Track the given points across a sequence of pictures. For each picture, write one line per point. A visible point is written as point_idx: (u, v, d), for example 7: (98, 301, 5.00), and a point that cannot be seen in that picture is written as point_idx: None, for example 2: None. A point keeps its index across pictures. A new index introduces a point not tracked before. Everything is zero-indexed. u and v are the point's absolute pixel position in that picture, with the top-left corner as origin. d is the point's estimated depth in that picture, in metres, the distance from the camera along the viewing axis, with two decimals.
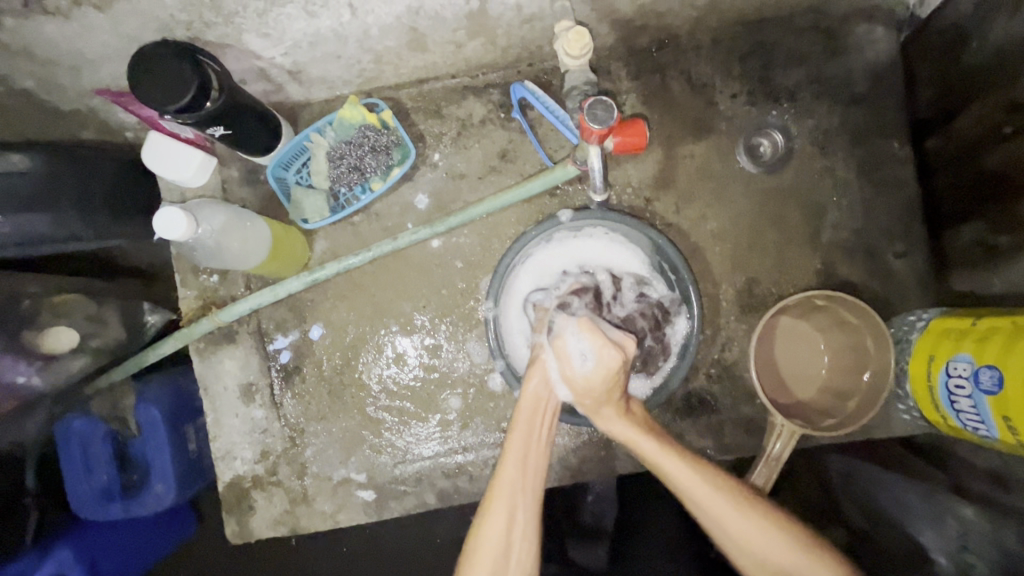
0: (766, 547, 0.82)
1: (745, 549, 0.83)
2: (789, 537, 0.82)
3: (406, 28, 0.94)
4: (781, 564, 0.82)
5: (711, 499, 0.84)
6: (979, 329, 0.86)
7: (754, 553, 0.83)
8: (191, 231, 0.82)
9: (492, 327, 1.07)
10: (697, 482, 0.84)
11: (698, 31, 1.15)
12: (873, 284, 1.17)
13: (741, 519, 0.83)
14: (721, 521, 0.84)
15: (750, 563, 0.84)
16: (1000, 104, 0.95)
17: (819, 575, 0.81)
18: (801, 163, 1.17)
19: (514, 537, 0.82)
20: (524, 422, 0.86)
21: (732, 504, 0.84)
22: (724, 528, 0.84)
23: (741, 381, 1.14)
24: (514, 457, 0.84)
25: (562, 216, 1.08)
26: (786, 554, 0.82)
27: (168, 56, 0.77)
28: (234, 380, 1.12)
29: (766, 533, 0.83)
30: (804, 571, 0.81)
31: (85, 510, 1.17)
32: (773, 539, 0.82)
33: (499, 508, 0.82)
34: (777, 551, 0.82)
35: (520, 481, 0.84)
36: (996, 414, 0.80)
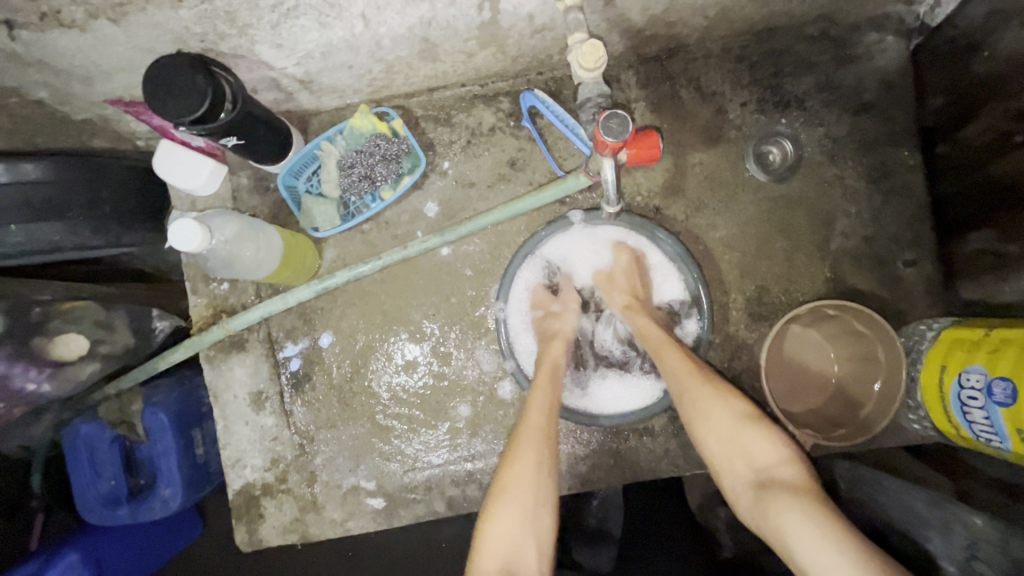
0: (731, 423, 0.90)
1: (710, 430, 0.92)
2: (751, 415, 0.91)
3: (417, 38, 0.94)
4: (743, 442, 0.89)
5: (692, 382, 0.94)
6: (992, 340, 0.86)
7: (719, 432, 0.91)
8: (205, 242, 0.82)
9: (502, 328, 1.09)
10: (682, 368, 0.96)
11: (707, 39, 1.15)
12: (882, 292, 1.17)
13: (714, 402, 0.93)
14: (692, 400, 0.94)
15: (714, 441, 0.91)
16: (1011, 114, 0.94)
17: (770, 448, 0.88)
18: (810, 171, 1.17)
19: (541, 481, 0.89)
20: (544, 383, 0.99)
21: (709, 389, 0.94)
22: (693, 406, 0.93)
23: (750, 390, 1.14)
24: (539, 406, 0.97)
25: (573, 218, 1.09)
26: (745, 427, 0.90)
27: (183, 68, 0.77)
28: (244, 388, 1.12)
29: (729, 409, 0.91)
30: (757, 443, 0.88)
31: (92, 514, 1.17)
32: (743, 426, 0.90)
33: (524, 454, 0.91)
34: (738, 427, 0.90)
35: (539, 431, 0.93)
36: (1009, 427, 0.80)
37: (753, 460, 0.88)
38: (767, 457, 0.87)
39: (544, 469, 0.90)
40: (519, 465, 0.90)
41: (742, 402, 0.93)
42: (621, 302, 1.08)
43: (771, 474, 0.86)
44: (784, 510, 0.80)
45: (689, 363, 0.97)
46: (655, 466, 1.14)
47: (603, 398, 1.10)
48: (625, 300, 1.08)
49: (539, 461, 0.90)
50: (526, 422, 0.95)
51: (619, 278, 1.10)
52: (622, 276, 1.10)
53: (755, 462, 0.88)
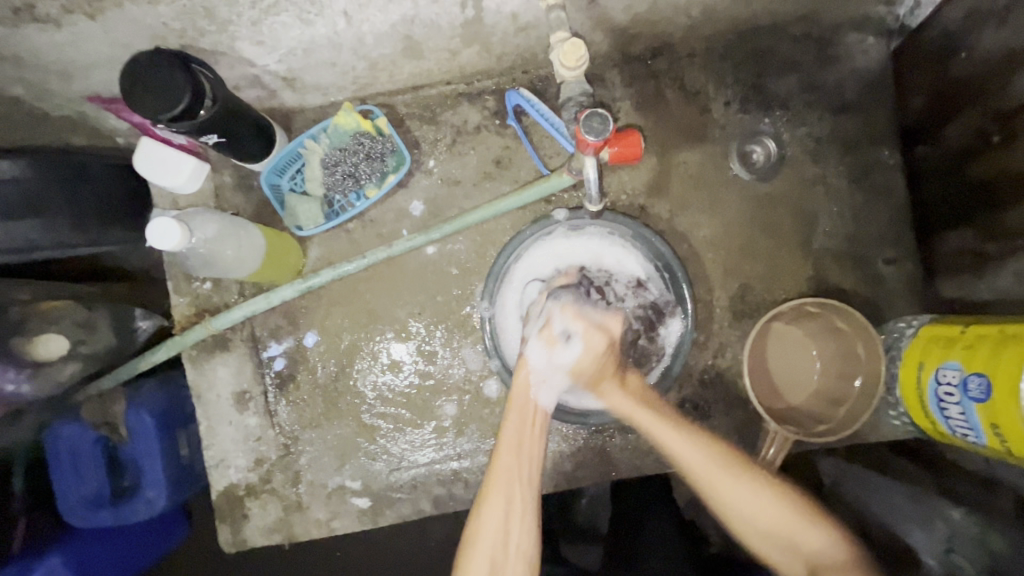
0: (773, 517, 0.87)
1: (745, 516, 0.87)
2: (788, 498, 0.87)
3: (401, 35, 0.94)
4: (789, 529, 0.86)
5: (705, 467, 0.88)
6: (968, 337, 0.87)
7: (757, 522, 0.87)
8: (185, 240, 0.81)
9: (487, 327, 1.10)
10: (698, 456, 0.89)
11: (691, 39, 1.16)
12: (863, 291, 1.18)
13: (737, 485, 0.88)
14: (716, 489, 0.88)
15: (756, 531, 0.88)
16: (988, 114, 0.96)
17: (820, 536, 0.86)
18: (793, 171, 1.18)
19: (516, 519, 0.84)
20: (512, 423, 0.90)
21: (733, 477, 0.88)
22: (720, 495, 0.88)
23: (734, 388, 1.15)
24: (508, 447, 0.88)
25: (556, 216, 1.10)
26: (788, 517, 0.86)
27: (161, 64, 0.76)
28: (227, 388, 1.12)
29: (771, 499, 0.87)
30: (806, 534, 0.86)
31: (75, 516, 1.16)
32: (795, 522, 0.86)
33: (496, 497, 0.85)
34: (781, 515, 0.87)
35: (512, 472, 0.86)
36: (984, 422, 0.81)
37: (805, 551, 0.86)
38: (814, 542, 0.86)
39: (515, 512, 0.85)
40: (488, 513, 0.84)
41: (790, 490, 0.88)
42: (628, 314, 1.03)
43: (825, 560, 0.85)
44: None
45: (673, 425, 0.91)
46: (640, 463, 1.14)
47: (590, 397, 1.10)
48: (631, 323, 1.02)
49: (516, 499, 0.85)
50: (497, 463, 0.87)
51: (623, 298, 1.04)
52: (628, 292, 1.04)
53: (807, 553, 0.86)
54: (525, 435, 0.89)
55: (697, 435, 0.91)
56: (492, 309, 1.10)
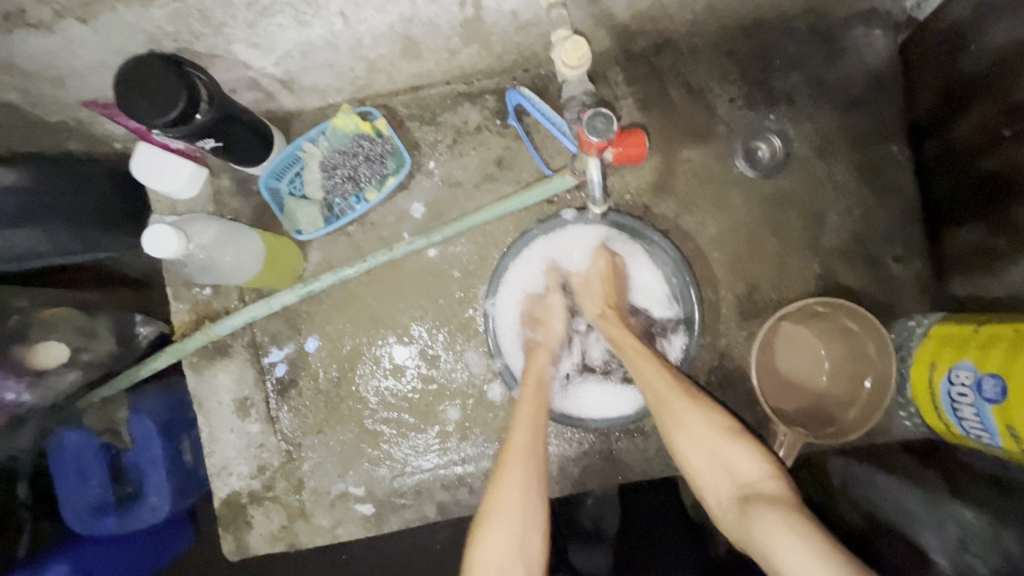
0: (708, 441, 0.87)
1: (690, 442, 0.89)
2: (726, 424, 0.88)
3: (399, 35, 0.93)
4: (717, 453, 0.87)
5: (667, 392, 0.92)
6: (981, 337, 0.85)
7: (698, 447, 0.88)
8: (182, 248, 0.80)
9: (490, 322, 1.08)
10: (659, 379, 0.93)
11: (694, 35, 1.14)
12: (872, 289, 1.16)
13: (687, 409, 0.90)
14: (669, 412, 0.91)
15: (694, 456, 0.88)
16: (1000, 107, 0.94)
17: (751, 462, 0.85)
18: (799, 167, 1.16)
19: (526, 506, 0.86)
20: (528, 399, 0.97)
21: (685, 401, 0.91)
22: (672, 418, 0.91)
23: (742, 388, 1.14)
24: (524, 425, 0.93)
25: (566, 216, 1.08)
26: (718, 437, 0.87)
27: (156, 69, 0.75)
28: (228, 395, 1.10)
29: (708, 424, 0.88)
30: (740, 458, 0.85)
31: (78, 524, 1.14)
32: (721, 436, 0.87)
33: (513, 474, 0.87)
34: (715, 439, 0.87)
35: (528, 451, 0.90)
36: (999, 423, 0.79)
37: (735, 476, 0.85)
38: (748, 471, 0.84)
39: (531, 495, 0.87)
40: (504, 492, 0.86)
41: (725, 416, 0.90)
42: (599, 309, 1.04)
43: (755, 489, 0.82)
44: (762, 522, 0.77)
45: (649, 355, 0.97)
46: (647, 466, 1.13)
47: (588, 401, 1.09)
48: (602, 309, 1.04)
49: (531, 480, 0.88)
50: (513, 441, 0.91)
51: (591, 282, 1.06)
52: (600, 287, 1.05)
53: (739, 478, 0.84)
54: (531, 406, 0.96)
55: (670, 369, 0.95)
56: (497, 305, 1.08)
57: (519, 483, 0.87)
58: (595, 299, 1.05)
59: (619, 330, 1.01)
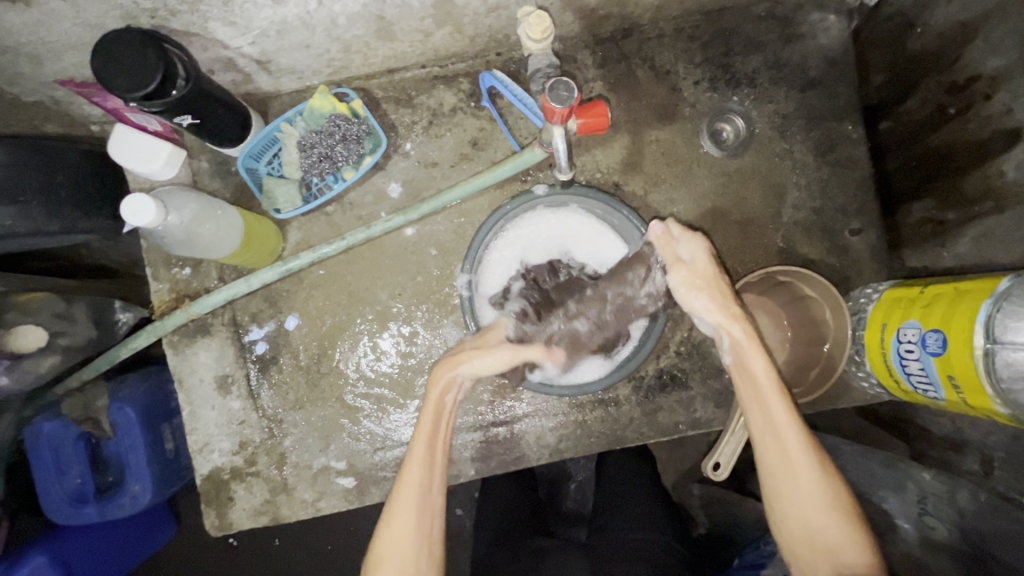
0: (818, 520, 0.82)
1: (798, 513, 0.84)
2: (837, 503, 0.82)
3: (373, 16, 0.96)
4: (828, 532, 0.81)
5: (797, 450, 0.85)
6: (925, 296, 0.91)
7: (807, 516, 0.83)
8: (161, 218, 0.82)
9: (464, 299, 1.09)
10: (790, 430, 0.85)
11: (659, 20, 1.19)
12: (832, 261, 1.22)
13: (810, 479, 0.84)
14: (792, 474, 0.84)
15: (798, 530, 0.84)
16: (944, 86, 1.01)
17: (857, 551, 0.79)
18: (761, 146, 1.22)
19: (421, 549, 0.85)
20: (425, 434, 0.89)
21: (812, 466, 0.84)
22: (789, 482, 0.85)
23: (710, 358, 1.18)
24: (417, 463, 0.87)
25: (536, 190, 1.09)
26: (831, 516, 0.82)
27: (132, 42, 0.77)
28: (209, 372, 1.12)
29: (823, 500, 0.83)
30: (842, 542, 0.80)
31: (58, 514, 1.16)
32: (844, 520, 0.81)
33: (402, 519, 0.84)
34: (828, 517, 0.82)
35: (429, 487, 0.87)
36: (942, 375, 0.85)
37: (834, 558, 0.80)
38: (850, 558, 0.79)
39: (424, 529, 0.86)
40: (391, 538, 0.84)
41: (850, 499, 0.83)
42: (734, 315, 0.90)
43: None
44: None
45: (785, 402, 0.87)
46: (620, 434, 1.17)
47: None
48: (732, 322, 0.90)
49: (424, 516, 0.86)
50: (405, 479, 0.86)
51: (702, 269, 0.92)
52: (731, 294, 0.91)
53: (835, 561, 0.80)
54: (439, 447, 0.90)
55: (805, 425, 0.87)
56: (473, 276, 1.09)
57: (412, 531, 0.84)
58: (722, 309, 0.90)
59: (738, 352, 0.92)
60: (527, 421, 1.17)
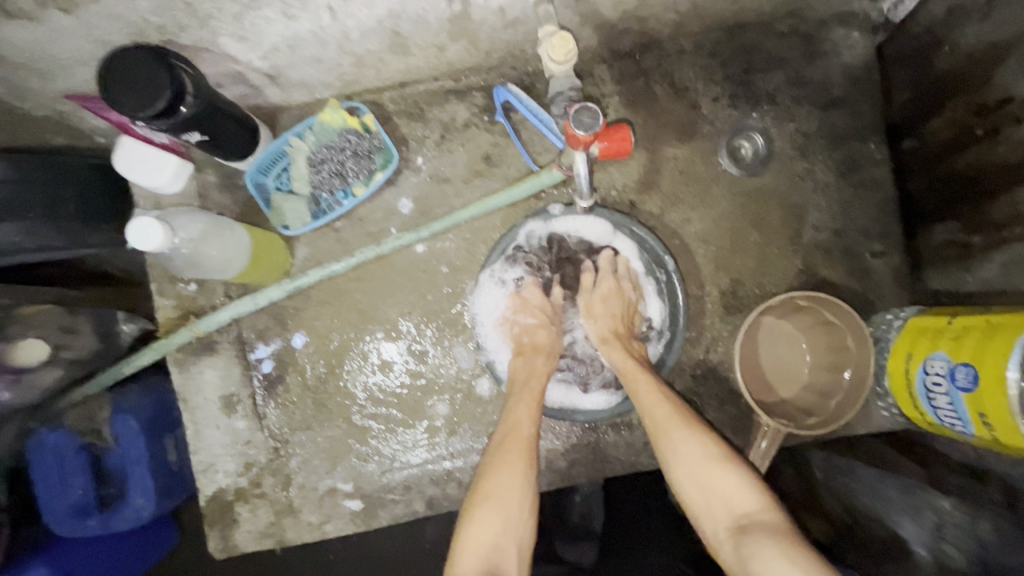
0: (706, 475, 0.88)
1: (687, 475, 0.90)
2: (719, 452, 0.90)
3: (387, 31, 0.93)
4: (717, 483, 0.87)
5: (666, 420, 0.94)
6: (955, 327, 0.88)
7: (695, 475, 0.89)
8: (168, 241, 0.79)
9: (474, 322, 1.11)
10: (659, 403, 0.96)
11: (679, 34, 1.16)
12: (851, 283, 1.19)
13: (688, 440, 0.92)
14: (671, 444, 0.92)
15: (697, 494, 0.89)
16: (973, 106, 0.98)
17: (748, 493, 0.85)
18: (781, 164, 1.19)
19: (516, 496, 0.89)
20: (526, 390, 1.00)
21: (683, 429, 0.93)
22: (672, 452, 0.92)
23: (726, 382, 1.16)
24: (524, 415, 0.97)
25: (552, 211, 1.09)
26: (715, 468, 0.88)
27: (140, 59, 0.75)
28: (215, 391, 1.10)
29: (703, 454, 0.90)
30: (735, 490, 0.86)
31: (59, 527, 1.11)
32: (724, 464, 0.88)
33: (512, 464, 0.92)
34: (712, 470, 0.88)
35: (524, 438, 0.95)
36: (971, 411, 0.82)
37: (732, 508, 0.85)
38: (744, 503, 0.85)
39: (525, 477, 0.91)
40: (504, 476, 0.91)
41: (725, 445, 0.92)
42: (605, 332, 1.07)
43: (751, 519, 0.83)
44: (764, 554, 0.77)
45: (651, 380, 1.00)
46: (633, 459, 1.14)
47: (551, 389, 1.12)
48: (609, 338, 1.06)
49: (522, 467, 0.92)
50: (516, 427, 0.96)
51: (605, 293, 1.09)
52: (613, 306, 1.09)
53: (735, 510, 0.85)
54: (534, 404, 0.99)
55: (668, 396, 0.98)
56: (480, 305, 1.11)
57: (518, 473, 0.91)
58: (601, 323, 1.08)
59: (621, 356, 1.03)
60: (539, 442, 1.14)
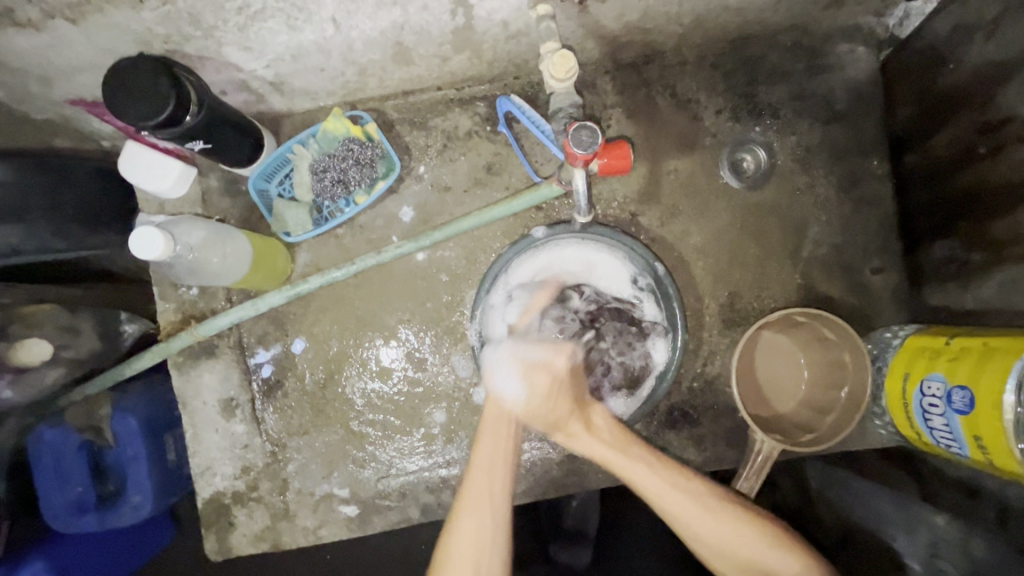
0: (742, 545, 0.88)
1: (714, 548, 0.89)
2: (754, 529, 0.89)
3: (390, 42, 0.93)
4: (751, 555, 0.88)
5: (676, 504, 0.91)
6: (952, 349, 0.88)
7: (720, 545, 0.89)
8: (170, 250, 0.80)
9: (478, 352, 1.09)
10: (666, 488, 0.91)
11: (683, 47, 1.16)
12: (851, 299, 1.19)
13: (715, 523, 0.89)
14: (694, 528, 0.90)
15: (725, 561, 0.89)
16: (976, 126, 0.97)
17: (784, 563, 0.87)
18: (782, 178, 1.19)
19: (481, 562, 0.88)
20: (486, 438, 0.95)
21: (705, 509, 0.90)
22: (698, 537, 0.90)
23: (723, 395, 1.16)
24: (475, 492, 0.92)
25: (535, 234, 1.09)
26: (746, 541, 0.88)
27: (146, 70, 0.75)
28: (213, 396, 1.11)
29: (738, 532, 0.89)
30: (773, 561, 0.87)
31: (57, 522, 1.13)
32: (764, 545, 0.88)
33: (466, 526, 0.90)
34: (749, 550, 0.88)
35: (484, 511, 0.90)
36: (967, 434, 0.82)
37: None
38: (782, 571, 0.87)
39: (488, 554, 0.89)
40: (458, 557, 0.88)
41: (760, 518, 0.90)
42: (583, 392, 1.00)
43: None
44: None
45: (647, 468, 0.93)
46: None
47: None
48: (564, 428, 0.96)
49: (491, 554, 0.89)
50: (463, 524, 0.90)
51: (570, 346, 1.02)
52: (542, 400, 0.95)
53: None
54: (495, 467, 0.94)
55: (673, 475, 0.93)
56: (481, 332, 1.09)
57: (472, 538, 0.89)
58: (542, 418, 0.96)
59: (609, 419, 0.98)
60: (535, 452, 1.15)
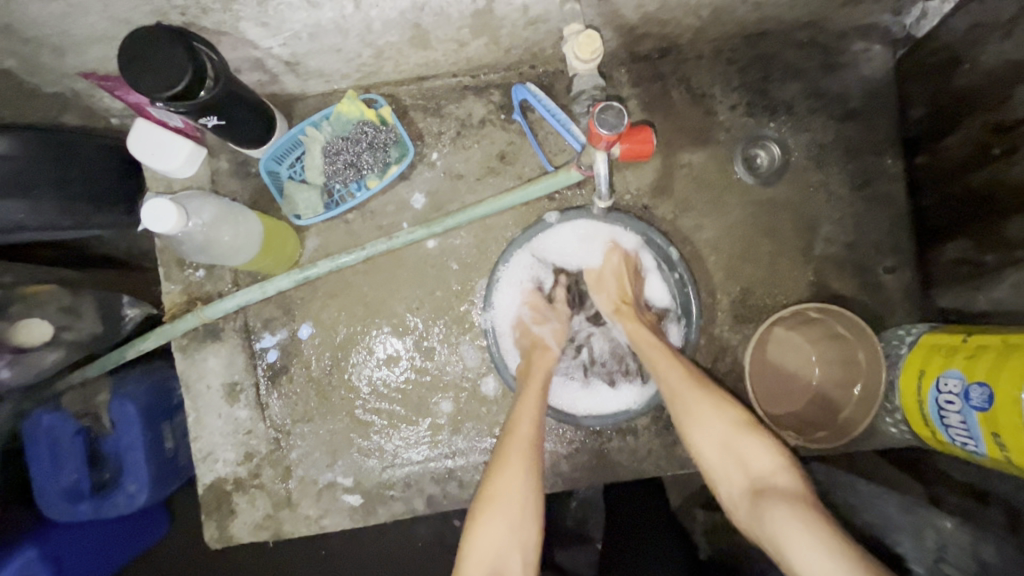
0: (722, 433, 0.90)
1: (706, 440, 0.91)
2: (741, 421, 0.90)
3: (409, 23, 0.92)
4: (737, 451, 0.88)
5: (678, 385, 0.94)
6: (970, 346, 0.87)
7: (709, 435, 0.90)
8: (181, 224, 0.79)
9: (491, 337, 1.07)
10: (675, 368, 0.96)
11: (699, 41, 1.15)
12: (863, 297, 1.18)
13: (703, 404, 0.92)
14: (687, 410, 0.92)
15: (706, 450, 0.90)
16: (992, 126, 0.97)
17: (767, 459, 0.86)
18: (796, 175, 1.18)
19: (523, 500, 0.88)
20: (533, 385, 0.99)
21: (700, 394, 0.93)
22: (689, 419, 0.92)
23: (733, 391, 1.15)
24: (527, 416, 0.95)
25: (550, 219, 1.08)
26: (738, 434, 0.89)
27: (163, 40, 0.74)
28: (217, 379, 1.09)
29: (727, 422, 0.90)
30: (753, 454, 0.87)
31: (51, 510, 1.09)
32: (746, 429, 0.89)
33: (513, 462, 0.90)
34: (739, 439, 0.89)
35: (528, 438, 0.92)
36: (985, 431, 0.81)
37: (749, 469, 0.87)
38: (763, 467, 0.86)
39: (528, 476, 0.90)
40: (503, 479, 0.89)
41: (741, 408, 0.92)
42: (615, 300, 1.07)
43: (770, 483, 0.84)
44: (780, 516, 0.79)
45: (667, 349, 0.99)
46: (637, 465, 1.13)
47: (584, 399, 1.10)
48: (618, 305, 1.06)
49: (528, 467, 0.90)
50: (513, 432, 0.93)
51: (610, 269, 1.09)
52: (616, 282, 1.08)
53: (753, 472, 0.87)
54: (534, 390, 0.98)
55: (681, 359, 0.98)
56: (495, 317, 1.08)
57: (519, 472, 0.89)
58: (610, 294, 1.08)
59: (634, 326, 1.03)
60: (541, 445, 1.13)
